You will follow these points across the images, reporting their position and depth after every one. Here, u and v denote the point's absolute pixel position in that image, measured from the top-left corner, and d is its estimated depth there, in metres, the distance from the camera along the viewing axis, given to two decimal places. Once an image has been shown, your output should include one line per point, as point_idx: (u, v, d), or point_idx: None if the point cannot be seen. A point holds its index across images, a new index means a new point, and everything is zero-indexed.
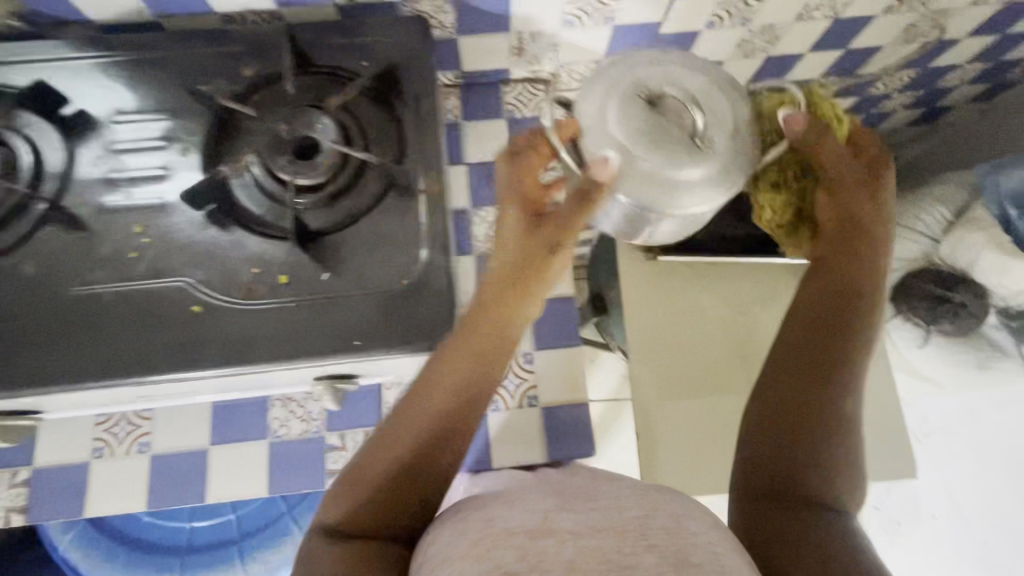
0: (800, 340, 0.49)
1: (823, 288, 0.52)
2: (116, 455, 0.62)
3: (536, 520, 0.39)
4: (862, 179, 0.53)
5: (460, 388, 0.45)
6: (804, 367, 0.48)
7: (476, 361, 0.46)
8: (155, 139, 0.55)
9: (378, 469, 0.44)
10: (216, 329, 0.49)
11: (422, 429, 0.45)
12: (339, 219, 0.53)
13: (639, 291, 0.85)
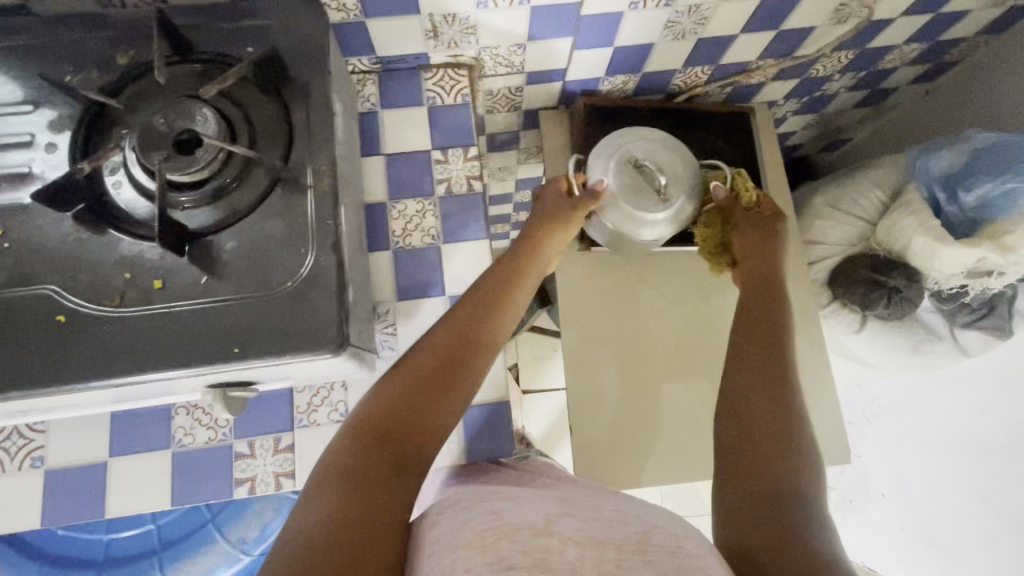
0: (749, 346, 0.61)
1: (756, 311, 0.65)
2: (7, 471, 0.59)
3: (539, 521, 0.41)
4: (759, 236, 0.73)
5: (462, 336, 0.53)
6: (753, 368, 0.59)
7: (479, 319, 0.55)
8: (17, 134, 0.51)
9: (394, 408, 0.48)
10: (83, 339, 0.46)
11: (433, 368, 0.51)
12: (221, 217, 0.50)
13: (582, 288, 0.83)
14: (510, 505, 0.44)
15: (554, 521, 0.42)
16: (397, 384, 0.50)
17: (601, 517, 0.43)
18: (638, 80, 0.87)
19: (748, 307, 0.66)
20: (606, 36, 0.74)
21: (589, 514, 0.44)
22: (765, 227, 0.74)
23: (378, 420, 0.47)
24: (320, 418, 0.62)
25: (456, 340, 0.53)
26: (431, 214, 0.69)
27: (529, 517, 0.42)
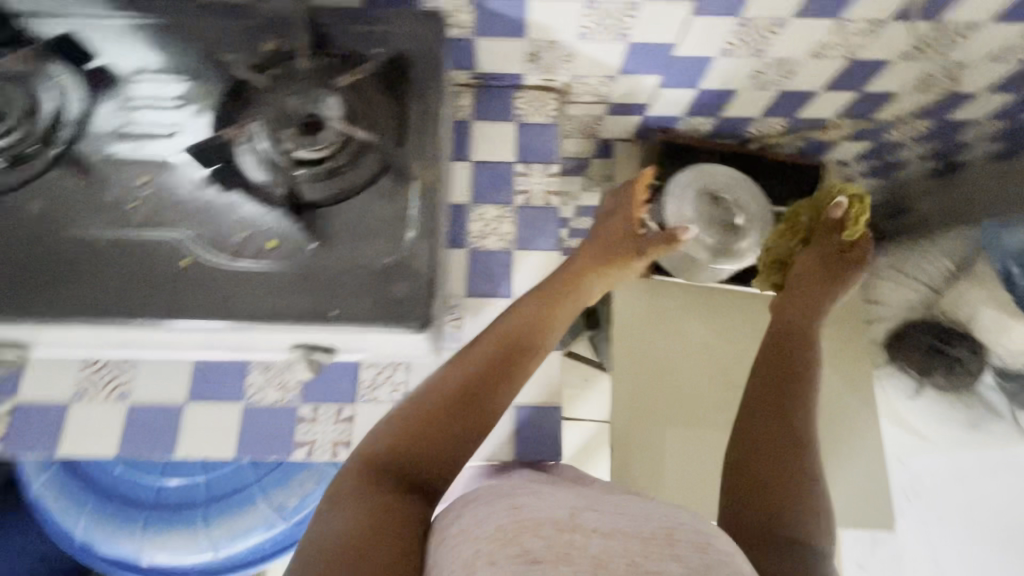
0: (770, 381, 0.59)
1: (786, 344, 0.62)
2: (95, 401, 0.64)
3: (564, 514, 0.40)
4: (817, 278, 0.67)
5: (501, 354, 0.52)
6: (776, 407, 0.56)
7: (522, 340, 0.54)
8: (171, 100, 0.57)
9: (425, 417, 0.48)
10: (201, 284, 0.51)
11: (468, 386, 0.50)
12: (336, 195, 0.55)
13: (646, 310, 0.85)
14: (532, 500, 0.43)
15: (577, 516, 0.40)
16: (435, 394, 0.49)
17: (627, 513, 0.42)
18: (715, 123, 0.90)
19: (778, 338, 0.63)
20: (693, 78, 0.78)
21: (614, 509, 0.43)
22: (830, 272, 0.67)
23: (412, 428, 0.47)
24: (380, 395, 0.65)
25: (497, 358, 0.52)
26: (508, 221, 0.73)
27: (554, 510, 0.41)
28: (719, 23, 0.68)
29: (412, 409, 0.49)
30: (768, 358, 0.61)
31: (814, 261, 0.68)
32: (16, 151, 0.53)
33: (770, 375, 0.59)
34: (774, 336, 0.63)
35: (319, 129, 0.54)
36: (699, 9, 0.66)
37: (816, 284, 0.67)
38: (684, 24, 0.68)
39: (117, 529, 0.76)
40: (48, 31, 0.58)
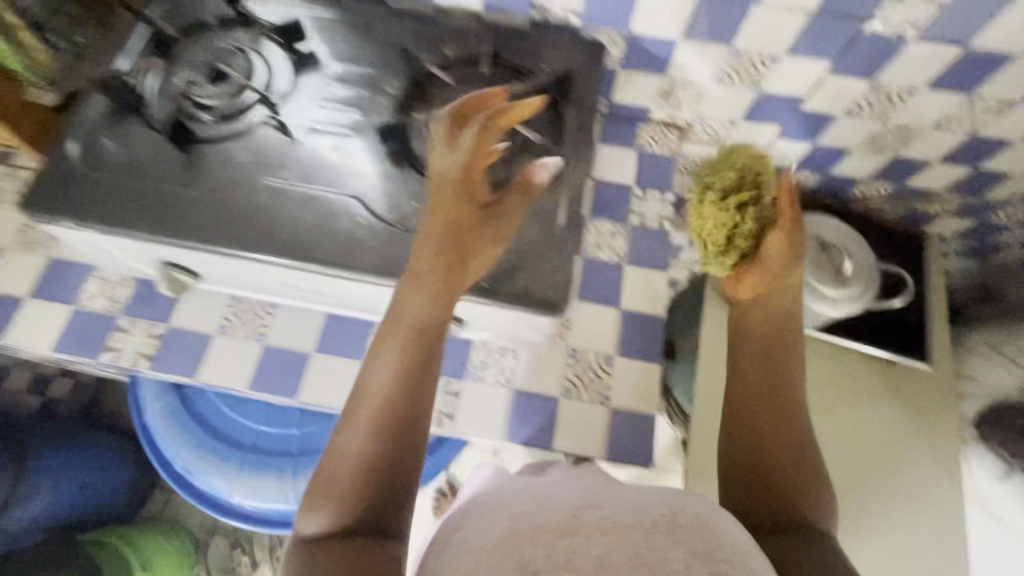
0: (768, 434, 0.50)
1: (766, 386, 0.53)
2: (236, 336, 0.71)
3: (561, 514, 0.35)
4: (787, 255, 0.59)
5: (397, 397, 0.45)
6: (778, 466, 0.49)
7: (409, 370, 0.46)
8: (364, 85, 0.66)
9: (366, 456, 0.43)
10: (374, 241, 0.59)
11: (393, 414, 0.45)
12: (494, 184, 0.62)
13: (709, 348, 0.68)
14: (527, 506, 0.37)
15: (576, 514, 0.36)
16: (341, 466, 0.43)
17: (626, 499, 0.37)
18: (822, 178, 0.94)
19: (760, 376, 0.54)
20: (811, 131, 0.82)
21: (614, 499, 0.38)
22: (790, 247, 0.58)
23: (354, 465, 0.43)
24: (487, 376, 0.69)
25: (392, 406, 0.45)
26: (621, 237, 0.78)
27: (548, 511, 0.36)
28: (850, 83, 0.72)
29: (332, 482, 0.43)
30: (749, 412, 0.52)
31: (778, 233, 0.58)
32: (235, 108, 0.62)
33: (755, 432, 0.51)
34: (747, 376, 0.55)
35: None
36: (835, 68, 0.71)
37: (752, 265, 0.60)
38: (818, 81, 0.73)
39: (215, 463, 0.82)
40: (270, 14, 0.68)
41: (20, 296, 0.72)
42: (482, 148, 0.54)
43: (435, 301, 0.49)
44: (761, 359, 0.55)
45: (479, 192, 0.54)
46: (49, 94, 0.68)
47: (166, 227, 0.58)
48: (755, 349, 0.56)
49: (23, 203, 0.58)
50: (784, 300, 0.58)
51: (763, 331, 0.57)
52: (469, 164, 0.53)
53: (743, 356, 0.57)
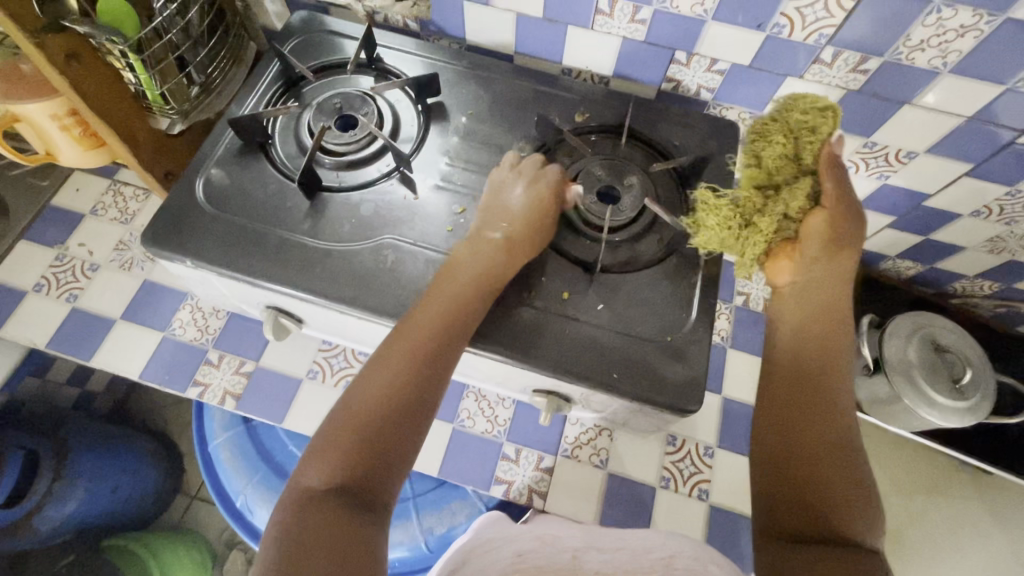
0: (797, 440, 0.48)
1: (796, 395, 0.50)
2: (326, 383, 0.69)
3: (566, 558, 0.45)
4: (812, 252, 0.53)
5: (424, 358, 0.49)
6: (807, 474, 0.46)
7: (454, 327, 0.51)
8: (490, 143, 0.64)
9: (377, 413, 0.46)
10: (499, 314, 0.55)
11: (407, 373, 0.48)
12: (621, 263, 0.59)
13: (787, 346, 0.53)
14: (532, 548, 0.48)
15: (579, 558, 0.46)
16: (359, 395, 0.47)
17: (626, 549, 0.47)
18: (922, 270, 0.88)
19: (792, 387, 0.51)
20: (927, 226, 0.78)
21: (614, 547, 0.48)
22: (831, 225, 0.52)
23: (364, 414, 0.46)
24: (582, 455, 0.67)
25: (425, 355, 0.49)
26: (725, 317, 0.75)
27: (555, 555, 0.46)
28: (985, 189, 0.69)
29: (343, 425, 0.46)
30: (775, 417, 0.50)
31: (821, 218, 0.52)
32: (361, 158, 0.61)
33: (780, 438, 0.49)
34: (784, 388, 0.51)
35: (620, 200, 0.61)
36: (974, 171, 0.67)
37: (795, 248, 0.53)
38: (952, 180, 0.69)
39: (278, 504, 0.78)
40: (401, 64, 0.68)
41: (114, 316, 0.71)
42: (554, 189, 0.56)
43: (484, 277, 0.53)
44: (795, 368, 0.51)
45: (534, 242, 0.55)
46: (173, 122, 0.66)
47: (283, 275, 0.56)
48: (788, 355, 0.52)
49: (143, 236, 0.57)
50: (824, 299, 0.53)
51: (790, 336, 0.53)
52: (528, 218, 0.55)
53: (777, 362, 0.53)
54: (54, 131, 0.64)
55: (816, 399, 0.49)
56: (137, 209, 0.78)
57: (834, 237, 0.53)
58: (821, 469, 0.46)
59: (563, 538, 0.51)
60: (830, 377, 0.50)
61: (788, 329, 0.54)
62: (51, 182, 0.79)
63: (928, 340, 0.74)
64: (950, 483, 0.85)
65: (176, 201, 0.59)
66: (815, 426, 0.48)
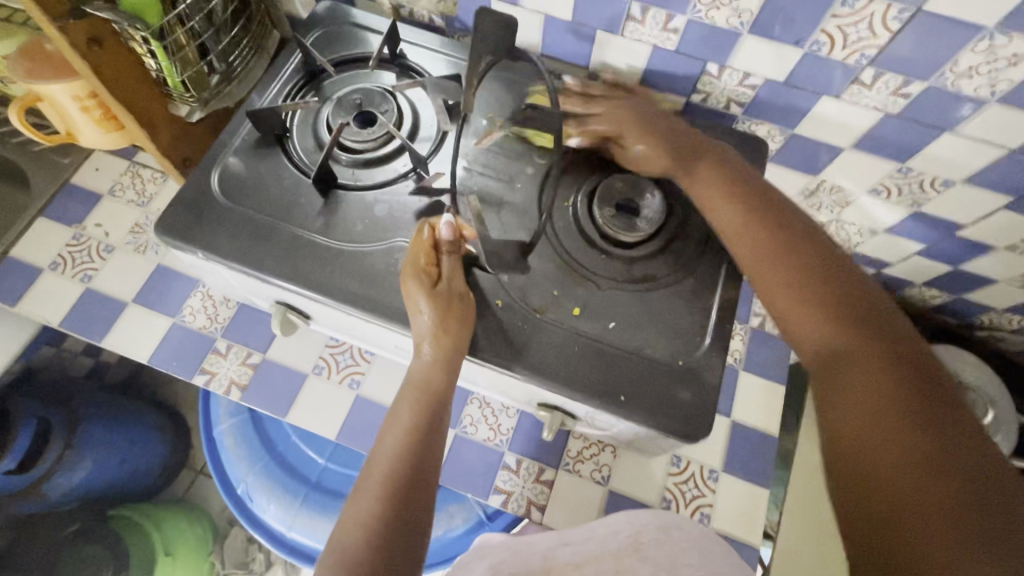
0: (791, 278, 0.50)
1: (766, 236, 0.52)
2: (331, 380, 0.69)
3: (538, 561, 0.45)
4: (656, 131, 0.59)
5: (412, 451, 0.51)
6: (822, 313, 0.47)
7: (412, 443, 0.51)
8: (509, 147, 0.63)
9: (372, 528, 0.46)
10: (508, 326, 0.54)
11: (391, 475, 0.49)
12: (636, 280, 0.57)
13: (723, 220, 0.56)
14: (508, 556, 0.47)
15: (552, 559, 0.46)
16: (349, 541, 0.47)
17: (596, 539, 0.48)
18: (948, 300, 0.85)
19: (761, 231, 0.53)
20: (958, 256, 0.75)
21: (585, 538, 0.49)
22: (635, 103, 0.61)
23: (359, 533, 0.47)
24: (583, 470, 0.66)
25: (393, 483, 0.49)
26: (739, 338, 0.73)
27: (528, 559, 0.46)
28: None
29: (341, 552, 0.46)
30: (759, 266, 0.52)
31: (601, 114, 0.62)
32: (378, 156, 0.60)
33: (769, 282, 0.51)
34: (752, 230, 0.53)
35: (639, 215, 0.59)
36: (1013, 205, 0.64)
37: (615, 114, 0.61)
38: (988, 212, 0.66)
39: (279, 494, 0.79)
40: (424, 62, 0.67)
41: (126, 299, 0.71)
42: (426, 246, 0.54)
43: (425, 390, 0.53)
44: (742, 211, 0.54)
45: (464, 303, 0.53)
46: (192, 110, 0.65)
47: (291, 275, 0.55)
48: (735, 201, 0.55)
49: (156, 226, 0.57)
50: (662, 135, 0.59)
51: (712, 177, 0.57)
52: (446, 288, 0.53)
53: (729, 211, 0.55)
54: (75, 112, 0.64)
55: (779, 228, 0.52)
56: (154, 192, 0.78)
57: (642, 110, 0.61)
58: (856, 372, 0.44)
59: (538, 539, 0.51)
60: (812, 254, 0.50)
61: (712, 173, 0.57)
62: (72, 160, 0.79)
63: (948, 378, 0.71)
64: None
65: (191, 190, 0.58)
66: (796, 255, 0.50)
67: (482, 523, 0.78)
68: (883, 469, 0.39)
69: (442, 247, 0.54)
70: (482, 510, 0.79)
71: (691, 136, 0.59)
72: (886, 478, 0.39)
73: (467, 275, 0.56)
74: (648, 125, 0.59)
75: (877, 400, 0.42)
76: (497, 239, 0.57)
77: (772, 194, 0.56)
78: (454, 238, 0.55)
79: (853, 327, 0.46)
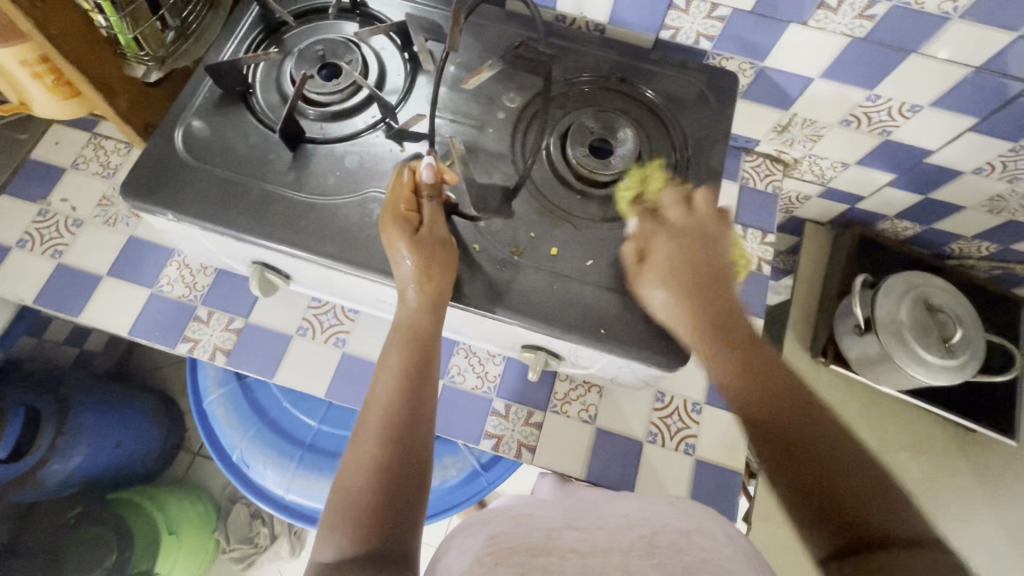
0: (791, 449, 0.44)
1: (771, 405, 0.47)
2: (316, 340, 0.69)
3: (542, 537, 0.46)
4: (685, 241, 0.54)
5: (407, 397, 0.52)
6: (836, 503, 0.40)
7: (405, 390, 0.52)
8: (479, 93, 0.62)
9: (375, 472, 0.48)
10: (487, 269, 0.54)
11: (388, 420, 0.50)
12: (612, 216, 0.58)
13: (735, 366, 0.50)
14: (509, 527, 0.48)
15: (555, 537, 0.47)
16: (353, 485, 0.48)
17: (607, 528, 0.48)
18: (919, 231, 0.87)
19: (764, 398, 0.47)
20: (929, 185, 0.77)
21: (596, 527, 0.49)
22: (688, 230, 0.55)
23: (361, 478, 0.48)
24: (570, 411, 0.68)
25: (393, 427, 0.50)
26: None
27: (531, 534, 0.47)
28: (989, 145, 0.67)
29: (346, 495, 0.48)
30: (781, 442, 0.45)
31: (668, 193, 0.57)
32: (346, 108, 0.59)
33: (791, 463, 0.43)
34: (772, 401, 0.47)
35: (612, 153, 0.60)
36: (978, 126, 0.65)
37: (665, 225, 0.55)
38: (955, 136, 0.67)
39: (274, 458, 0.80)
40: (387, 10, 0.65)
41: (101, 273, 0.70)
42: (407, 191, 0.54)
43: (412, 336, 0.53)
44: (760, 380, 0.48)
45: (444, 246, 0.53)
46: (149, 71, 0.64)
47: (267, 230, 0.55)
48: (749, 368, 0.49)
49: (123, 188, 0.56)
50: (680, 276, 0.52)
51: (725, 333, 0.51)
52: (430, 231, 0.52)
53: (739, 377, 0.49)
54: (25, 78, 0.62)
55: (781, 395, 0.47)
56: (119, 162, 0.76)
57: (688, 241, 0.54)
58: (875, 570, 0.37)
59: (544, 515, 0.51)
60: (824, 428, 0.44)
61: (733, 335, 0.51)
62: (30, 135, 0.77)
63: (917, 301, 0.74)
64: (936, 445, 0.87)
65: (156, 151, 0.57)
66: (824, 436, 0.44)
67: (477, 472, 0.80)
68: None
69: (423, 191, 0.54)
70: (477, 460, 0.81)
71: (715, 281, 0.53)
72: None
73: (448, 222, 0.56)
74: (679, 259, 0.53)
75: None
76: (481, 185, 0.58)
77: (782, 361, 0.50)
78: (435, 180, 0.54)
79: (875, 535, 0.38)
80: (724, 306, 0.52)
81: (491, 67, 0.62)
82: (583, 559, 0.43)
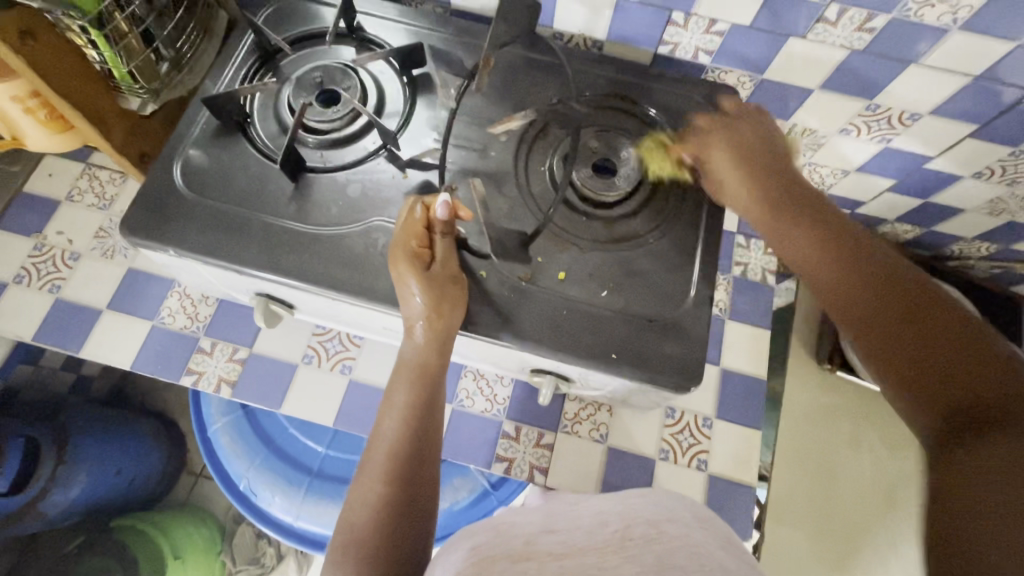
0: (856, 280, 0.50)
1: (851, 252, 0.51)
2: (322, 367, 0.69)
3: (518, 543, 0.41)
4: (733, 131, 0.60)
5: (415, 432, 0.51)
6: (896, 318, 0.47)
7: (411, 426, 0.51)
8: (479, 118, 0.61)
9: (380, 513, 0.48)
10: (497, 298, 0.54)
11: (393, 458, 0.50)
12: (620, 237, 0.58)
13: (783, 234, 0.55)
14: (488, 536, 0.43)
15: (533, 543, 0.41)
16: (357, 524, 0.48)
17: (584, 525, 0.42)
18: (920, 234, 0.87)
19: (827, 244, 0.52)
20: (927, 189, 0.77)
21: (572, 523, 0.43)
22: (733, 128, 0.60)
23: (364, 516, 0.48)
24: (581, 431, 0.68)
25: (398, 465, 0.49)
26: (723, 288, 0.74)
27: (507, 541, 0.42)
28: (989, 150, 0.67)
29: (351, 533, 0.48)
30: (908, 362, 0.45)
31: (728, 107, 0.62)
32: (345, 134, 0.59)
33: (868, 323, 0.48)
34: (898, 323, 0.46)
35: (617, 174, 0.59)
36: (978, 132, 0.65)
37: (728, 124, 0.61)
38: (955, 142, 0.68)
39: (282, 485, 0.79)
40: (383, 34, 0.64)
41: (99, 306, 0.69)
42: (419, 227, 0.53)
43: (419, 371, 0.53)
44: (880, 293, 0.48)
45: (453, 282, 0.52)
46: (144, 102, 0.63)
47: (270, 265, 0.54)
48: (832, 247, 0.52)
49: (123, 226, 0.55)
50: (767, 198, 0.56)
51: (802, 203, 0.55)
52: (439, 266, 0.52)
53: (807, 244, 0.53)
54: (18, 114, 0.61)
55: (836, 245, 0.52)
56: (114, 193, 0.75)
57: (750, 139, 0.59)
58: (944, 380, 0.43)
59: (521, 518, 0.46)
60: (901, 273, 0.49)
61: (804, 213, 0.55)
62: (22, 168, 0.75)
63: None
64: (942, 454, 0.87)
65: (154, 186, 0.56)
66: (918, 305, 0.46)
67: (487, 492, 0.80)
68: (983, 471, 0.38)
69: (434, 227, 0.53)
70: (486, 480, 0.80)
71: (808, 208, 0.55)
72: (980, 517, 0.36)
73: (458, 257, 0.55)
74: (740, 146, 0.59)
75: (973, 461, 0.39)
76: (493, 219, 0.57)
77: (836, 221, 0.54)
78: (446, 217, 0.53)
79: (933, 343, 0.45)
80: (830, 224, 0.54)
81: (523, 119, 0.59)
82: (560, 562, 0.38)
